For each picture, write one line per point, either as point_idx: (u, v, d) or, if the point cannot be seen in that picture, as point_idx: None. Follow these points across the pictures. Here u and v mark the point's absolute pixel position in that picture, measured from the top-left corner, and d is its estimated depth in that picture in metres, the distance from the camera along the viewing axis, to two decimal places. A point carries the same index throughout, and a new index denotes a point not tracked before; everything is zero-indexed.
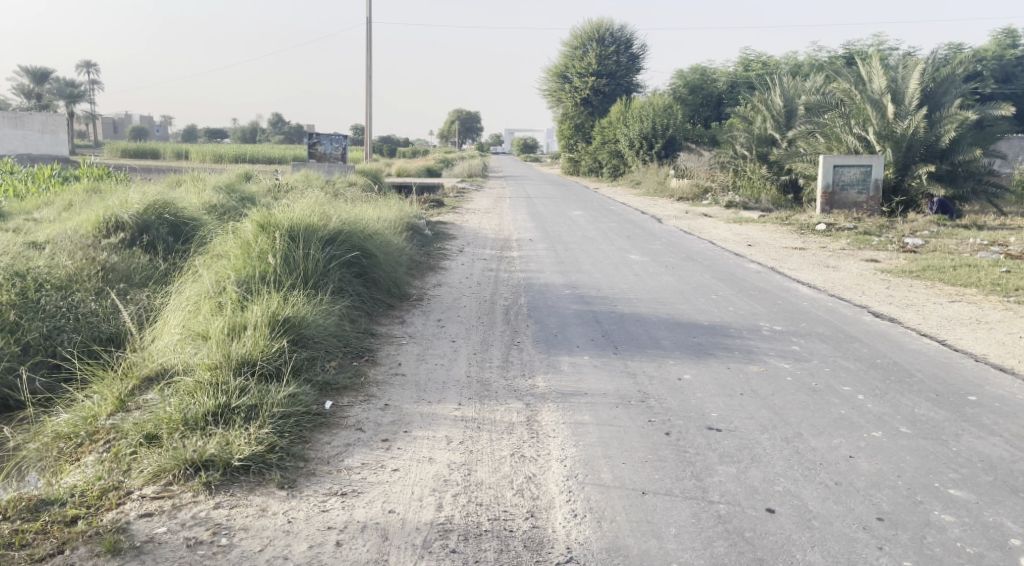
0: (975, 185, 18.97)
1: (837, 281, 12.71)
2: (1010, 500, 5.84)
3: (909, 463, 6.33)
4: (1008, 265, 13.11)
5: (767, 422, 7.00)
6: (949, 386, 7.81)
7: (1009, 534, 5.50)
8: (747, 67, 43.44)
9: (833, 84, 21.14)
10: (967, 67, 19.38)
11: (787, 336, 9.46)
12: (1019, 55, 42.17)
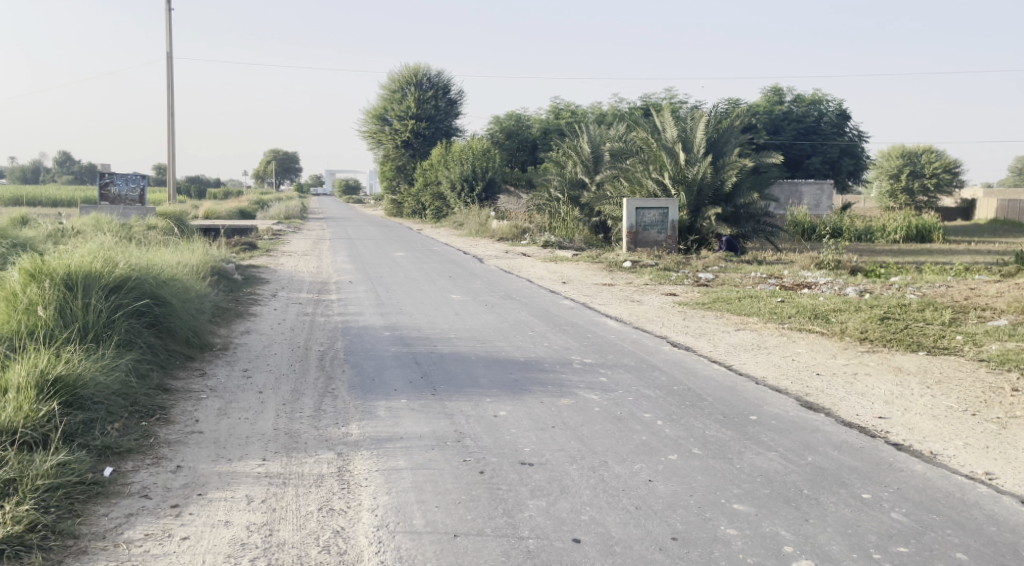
0: (754, 226, 20.74)
1: (642, 314, 13.33)
2: (785, 510, 6.26)
3: (700, 482, 6.67)
4: (783, 295, 14.24)
5: (576, 453, 7.18)
6: (734, 407, 8.32)
7: (783, 541, 5.86)
8: (558, 114, 45.15)
9: (632, 133, 22.34)
10: (744, 119, 20.93)
11: (595, 368, 9.79)
12: (784, 110, 45.88)
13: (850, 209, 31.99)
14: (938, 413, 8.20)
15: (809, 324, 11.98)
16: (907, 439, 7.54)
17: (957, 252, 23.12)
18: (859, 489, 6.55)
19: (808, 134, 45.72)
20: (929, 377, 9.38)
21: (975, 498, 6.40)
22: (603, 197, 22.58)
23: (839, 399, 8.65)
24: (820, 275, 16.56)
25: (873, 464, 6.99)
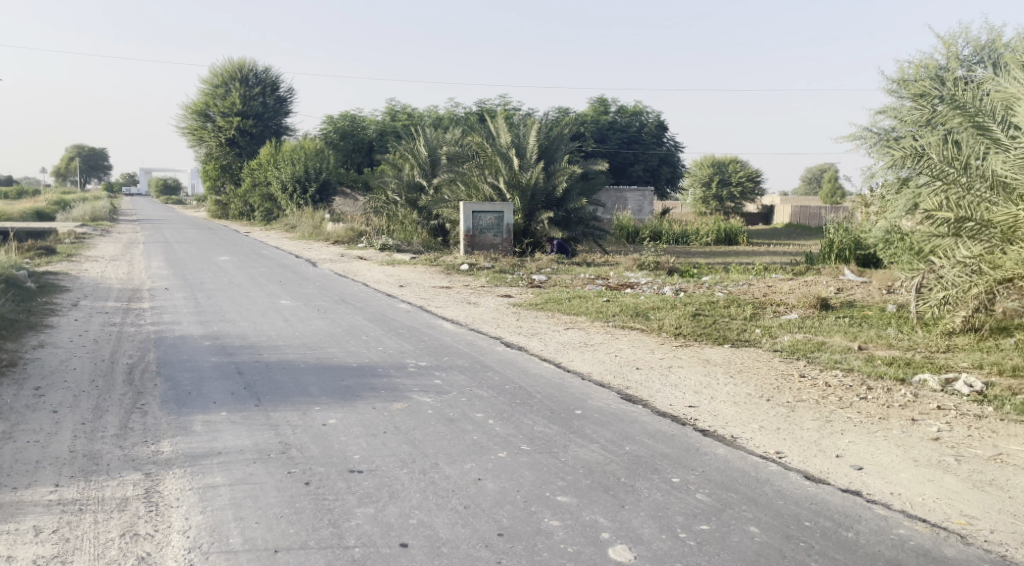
0: (584, 229, 21.52)
1: (478, 316, 13.47)
2: (603, 499, 6.47)
3: (527, 477, 6.81)
4: (609, 295, 14.81)
5: (406, 457, 7.16)
6: (561, 403, 8.56)
7: (601, 528, 6.04)
8: (394, 116, 44.81)
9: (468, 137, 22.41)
10: (571, 128, 21.90)
11: (430, 371, 9.78)
12: (609, 120, 47.56)
13: (669, 216, 33.51)
14: (739, 400, 8.73)
15: (631, 322, 12.45)
16: (711, 425, 7.99)
17: (757, 254, 24.80)
18: (669, 474, 6.88)
19: (630, 143, 47.55)
20: (733, 366, 9.98)
21: (767, 476, 6.85)
22: (440, 200, 22.27)
23: (654, 391, 9.06)
24: (642, 275, 17.34)
25: (681, 449, 7.38)
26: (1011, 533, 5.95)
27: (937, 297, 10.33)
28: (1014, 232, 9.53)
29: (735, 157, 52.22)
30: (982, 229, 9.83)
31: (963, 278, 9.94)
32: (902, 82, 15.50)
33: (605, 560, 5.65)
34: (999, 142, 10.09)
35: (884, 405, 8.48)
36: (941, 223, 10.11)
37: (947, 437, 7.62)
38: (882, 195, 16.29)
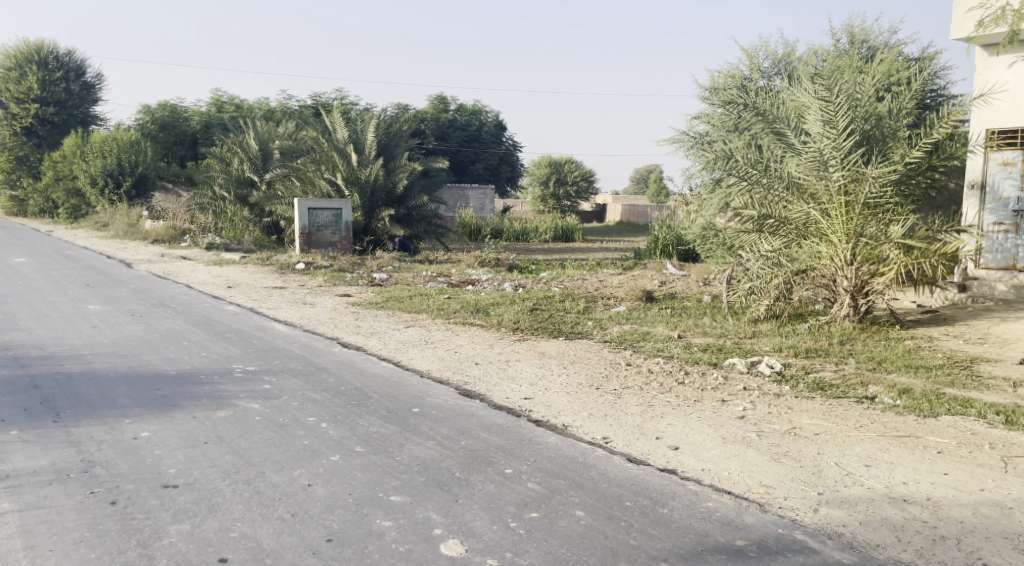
0: (426, 226, 21.79)
1: (313, 316, 13.37)
2: (438, 494, 6.14)
3: (359, 479, 6.41)
4: (449, 291, 15.04)
5: (230, 467, 6.68)
6: (398, 402, 8.30)
7: (433, 525, 5.68)
8: (221, 108, 43.12)
9: (303, 131, 21.77)
10: (411, 125, 21.81)
11: (258, 377, 9.44)
12: (450, 118, 47.49)
13: (510, 214, 33.84)
14: (571, 388, 8.61)
15: (471, 318, 12.58)
16: (545, 415, 7.81)
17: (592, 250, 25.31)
18: (503, 465, 6.60)
19: (471, 141, 47.79)
20: (567, 357, 10.02)
21: (594, 461, 6.67)
22: (274, 197, 21.54)
23: (492, 384, 8.92)
24: (484, 272, 17.75)
25: (514, 441, 7.13)
26: (805, 499, 5.97)
27: (745, 287, 10.89)
28: (810, 227, 10.48)
29: (569, 157, 53.67)
30: (781, 225, 10.59)
31: (766, 270, 10.63)
32: (711, 91, 16.39)
33: (435, 557, 5.29)
34: (793, 146, 10.83)
35: (699, 387, 8.48)
36: (747, 220, 10.76)
37: (752, 414, 7.64)
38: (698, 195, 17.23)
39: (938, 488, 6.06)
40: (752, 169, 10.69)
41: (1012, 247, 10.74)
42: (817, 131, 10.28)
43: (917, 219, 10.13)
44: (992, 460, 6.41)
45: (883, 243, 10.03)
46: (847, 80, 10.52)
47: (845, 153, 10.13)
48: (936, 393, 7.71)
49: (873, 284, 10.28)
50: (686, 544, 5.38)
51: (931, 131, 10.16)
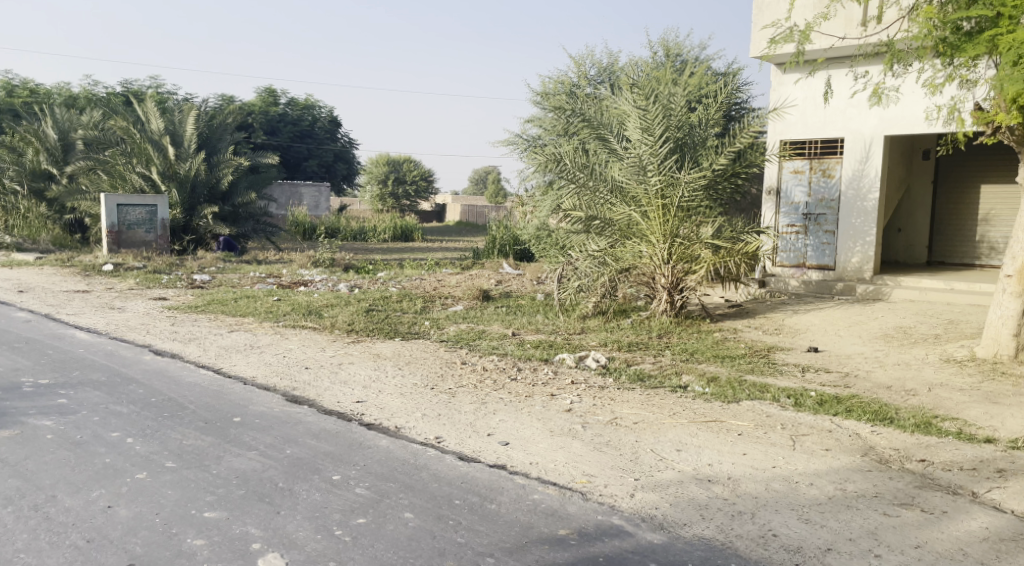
0: (254, 224, 21.32)
1: (121, 323, 12.18)
2: (259, 507, 5.09)
3: (169, 497, 5.22)
4: (279, 294, 14.73)
5: (9, 493, 5.26)
6: (217, 412, 6.88)
7: (252, 539, 4.75)
8: (11, 93, 39.89)
9: (111, 121, 20.95)
10: (235, 116, 21.38)
11: (50, 390, 7.54)
12: (281, 112, 46.13)
13: (344, 212, 33.38)
14: (403, 390, 7.67)
15: (303, 321, 12.23)
16: (378, 419, 6.76)
17: (429, 250, 25.76)
18: (330, 471, 5.58)
19: (303, 137, 46.78)
20: (402, 359, 9.15)
21: (425, 461, 5.77)
22: (77, 192, 20.24)
23: (323, 389, 7.75)
24: (317, 272, 17.61)
25: (344, 446, 6.06)
26: (622, 485, 5.34)
27: (573, 285, 11.30)
28: (631, 228, 11.02)
29: (406, 156, 53.90)
30: (606, 226, 11.08)
31: (592, 269, 11.08)
32: (541, 97, 16.98)
33: None
34: (615, 151, 11.30)
35: (529, 383, 7.79)
36: (575, 222, 11.15)
37: (578, 407, 6.92)
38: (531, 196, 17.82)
39: (737, 467, 5.58)
40: (579, 172, 11.07)
41: (803, 246, 11.82)
42: (636, 137, 10.84)
43: (723, 221, 11.00)
44: (781, 439, 6.05)
45: (694, 244, 10.82)
46: (661, 90, 11.16)
47: (661, 158, 10.78)
48: (739, 380, 7.47)
49: (687, 281, 11.07)
50: (512, 538, 4.72)
51: (735, 140, 11.01)
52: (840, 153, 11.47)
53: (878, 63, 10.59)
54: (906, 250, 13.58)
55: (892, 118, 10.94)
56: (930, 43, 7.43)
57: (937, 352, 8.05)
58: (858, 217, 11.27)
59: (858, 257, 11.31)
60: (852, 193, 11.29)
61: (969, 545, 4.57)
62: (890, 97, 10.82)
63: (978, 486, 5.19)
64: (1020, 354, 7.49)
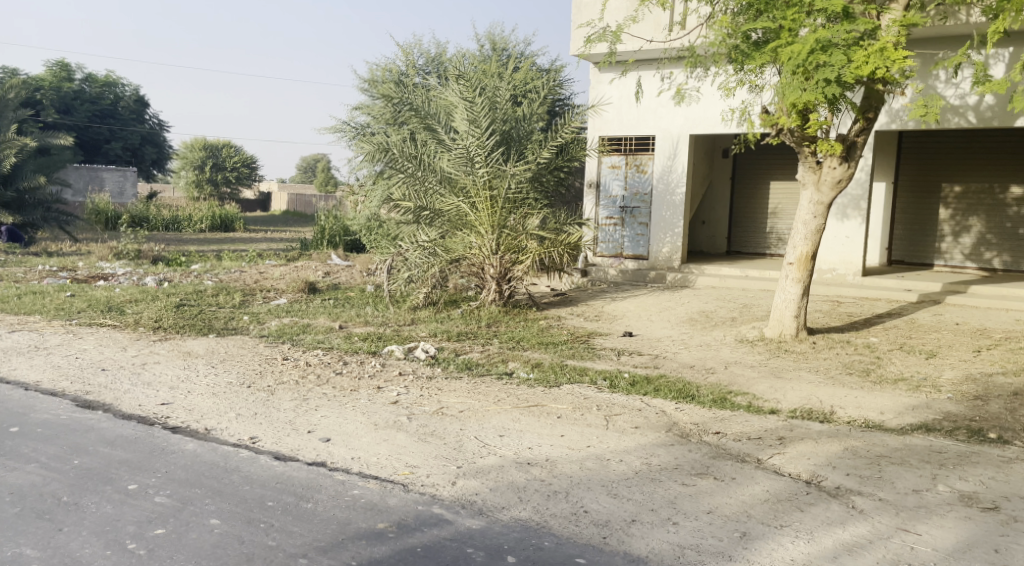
0: (45, 212, 19.04)
1: None
2: (37, 525, 4.48)
3: None
4: (72, 290, 13.55)
5: None
6: None
7: (26, 561, 4.15)
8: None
9: None
10: (19, 91, 19.10)
11: None
12: (74, 89, 43.54)
13: (153, 199, 32.30)
14: (217, 389, 7.15)
15: (100, 319, 11.08)
16: (184, 420, 6.26)
17: (252, 240, 25.15)
18: (125, 480, 5.00)
19: (104, 118, 44.37)
20: (214, 358, 8.50)
21: (236, 464, 5.32)
22: None
23: (121, 392, 7.04)
24: (119, 265, 16.72)
25: (145, 452, 5.49)
26: (444, 474, 5.14)
27: (403, 276, 11.06)
28: (460, 219, 11.18)
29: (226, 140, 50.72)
30: (436, 217, 11.28)
31: (423, 259, 10.98)
32: (370, 84, 16.97)
33: None
34: (444, 141, 11.43)
35: (355, 376, 7.58)
36: (407, 211, 11.38)
37: (405, 398, 6.79)
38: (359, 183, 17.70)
39: (555, 449, 5.54)
40: (409, 163, 11.20)
41: (620, 237, 12.54)
42: (464, 129, 10.92)
43: (548, 212, 11.37)
44: (596, 419, 6.18)
45: (521, 235, 11.08)
46: (488, 83, 11.34)
47: (487, 151, 10.87)
48: (561, 364, 7.72)
49: (514, 271, 11.25)
50: (328, 536, 4.38)
51: (557, 136, 11.54)
52: (651, 150, 12.24)
53: (680, 65, 11.43)
54: (709, 240, 14.60)
55: (696, 117, 11.73)
56: (725, 50, 8.03)
57: (732, 333, 8.85)
58: (667, 209, 12.08)
59: (668, 247, 12.13)
60: (662, 187, 12.08)
61: (752, 506, 4.93)
62: (691, 97, 11.62)
63: (762, 453, 5.78)
64: (799, 333, 8.41)
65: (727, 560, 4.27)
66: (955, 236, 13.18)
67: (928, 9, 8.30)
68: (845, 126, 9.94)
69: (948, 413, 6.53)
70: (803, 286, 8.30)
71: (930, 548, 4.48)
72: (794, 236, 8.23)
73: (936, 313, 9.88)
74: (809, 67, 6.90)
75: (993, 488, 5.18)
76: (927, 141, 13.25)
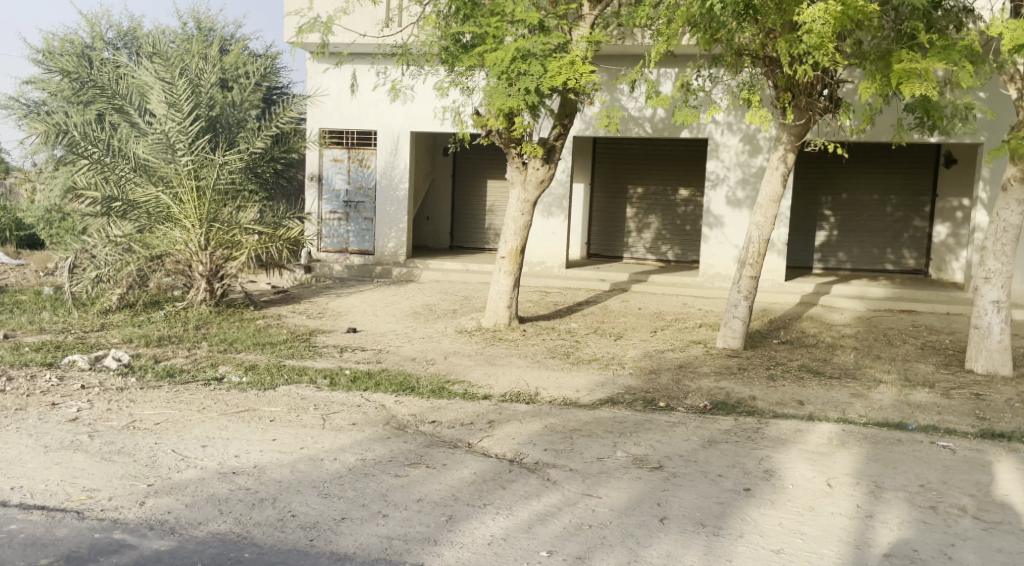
0: None
1: None
2: None
3: None
4: None
5: None
6: None
7: None
8: None
9: None
10: None
11: None
12: None
13: None
14: None
15: None
16: None
17: None
18: None
19: None
20: None
21: None
22: None
23: None
24: None
25: None
26: (130, 495, 4.78)
27: (89, 276, 9.80)
28: (160, 212, 10.14)
29: None
30: (129, 208, 10.08)
31: (115, 257, 9.80)
32: (46, 55, 15.21)
33: None
34: (137, 124, 10.52)
35: (25, 394, 6.62)
36: (93, 203, 10.02)
37: (87, 414, 6.15)
38: (42, 172, 15.80)
39: (265, 454, 5.47)
40: (94, 147, 10.02)
41: (345, 233, 12.53)
42: (161, 112, 10.07)
43: (264, 206, 10.83)
44: (312, 420, 6.19)
45: (234, 228, 10.36)
46: (190, 64, 10.56)
47: (191, 137, 10.15)
48: (278, 365, 7.61)
49: (228, 268, 10.41)
50: None
51: (272, 124, 11.06)
52: (374, 145, 12.35)
53: (392, 62, 11.71)
54: (432, 235, 14.96)
55: (415, 115, 12.13)
56: (438, 51, 8.35)
57: (453, 324, 9.39)
58: (391, 205, 12.32)
59: (393, 242, 12.36)
60: (386, 182, 12.30)
61: (460, 490, 5.19)
62: (408, 95, 11.99)
63: (472, 438, 6.12)
64: (512, 322, 9.29)
65: (431, 545, 4.45)
66: (638, 232, 14.47)
67: (611, 28, 9.19)
68: (546, 130, 10.70)
69: (631, 387, 7.57)
70: (514, 278, 9.19)
71: (609, 509, 4.98)
72: (506, 232, 9.09)
73: (625, 300, 11.11)
74: (512, 74, 7.53)
75: (659, 450, 5.96)
76: (615, 146, 14.29)
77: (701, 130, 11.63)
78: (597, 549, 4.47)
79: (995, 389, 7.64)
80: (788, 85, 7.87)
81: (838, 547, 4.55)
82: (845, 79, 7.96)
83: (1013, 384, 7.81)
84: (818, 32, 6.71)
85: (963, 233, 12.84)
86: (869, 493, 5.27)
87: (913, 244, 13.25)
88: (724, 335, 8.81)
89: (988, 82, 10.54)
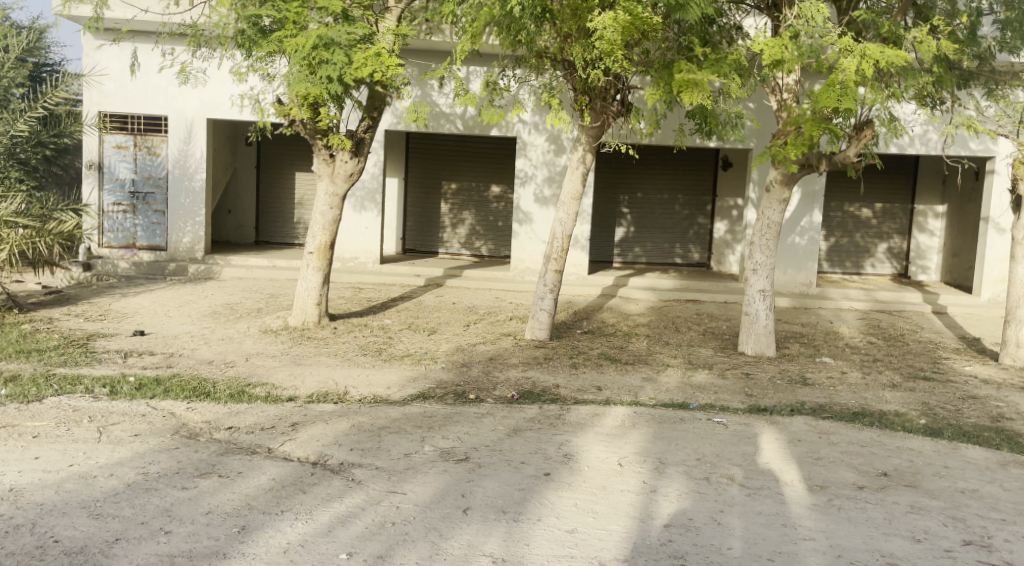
0: None
1: None
2: None
3: None
4: None
5: None
6: None
7: None
8: None
9: None
10: None
11: None
12: None
13: None
14: None
15: None
16: None
17: None
18: None
19: None
20: None
21: None
22: None
23: None
24: None
25: None
26: None
27: None
28: None
29: None
30: None
31: None
32: None
33: None
34: None
35: None
36: None
37: None
38: None
39: (24, 475, 5.00)
40: None
41: (132, 226, 11.79)
42: None
43: (30, 197, 9.83)
44: (85, 433, 5.73)
45: None
46: None
47: None
48: (47, 375, 6.98)
49: None
50: None
51: (37, 105, 10.09)
52: (164, 131, 11.69)
53: (181, 43, 11.16)
54: (234, 230, 14.32)
55: (210, 99, 11.57)
56: (232, 32, 7.92)
57: (257, 323, 9.00)
58: (186, 197, 11.69)
59: (188, 237, 11.74)
60: (178, 171, 11.65)
61: (254, 498, 4.94)
62: (200, 79, 11.40)
63: (273, 443, 5.86)
64: (321, 320, 9.01)
65: (219, 559, 4.19)
66: (453, 227, 14.47)
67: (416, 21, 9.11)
68: (353, 119, 10.50)
69: (442, 381, 7.51)
70: (323, 274, 8.92)
71: (413, 504, 4.89)
72: (313, 227, 8.79)
73: (439, 295, 11.05)
74: (314, 61, 7.29)
75: (467, 442, 5.93)
76: (428, 141, 14.22)
77: (509, 129, 11.74)
78: (398, 546, 4.36)
79: (764, 368, 8.20)
80: (585, 88, 8.06)
81: (625, 522, 4.67)
82: (635, 85, 8.30)
83: (779, 364, 8.39)
84: (609, 40, 7.01)
85: (739, 230, 13.78)
86: (654, 469, 5.47)
87: (698, 241, 14.07)
88: (532, 327, 8.92)
89: (755, 93, 11.35)
